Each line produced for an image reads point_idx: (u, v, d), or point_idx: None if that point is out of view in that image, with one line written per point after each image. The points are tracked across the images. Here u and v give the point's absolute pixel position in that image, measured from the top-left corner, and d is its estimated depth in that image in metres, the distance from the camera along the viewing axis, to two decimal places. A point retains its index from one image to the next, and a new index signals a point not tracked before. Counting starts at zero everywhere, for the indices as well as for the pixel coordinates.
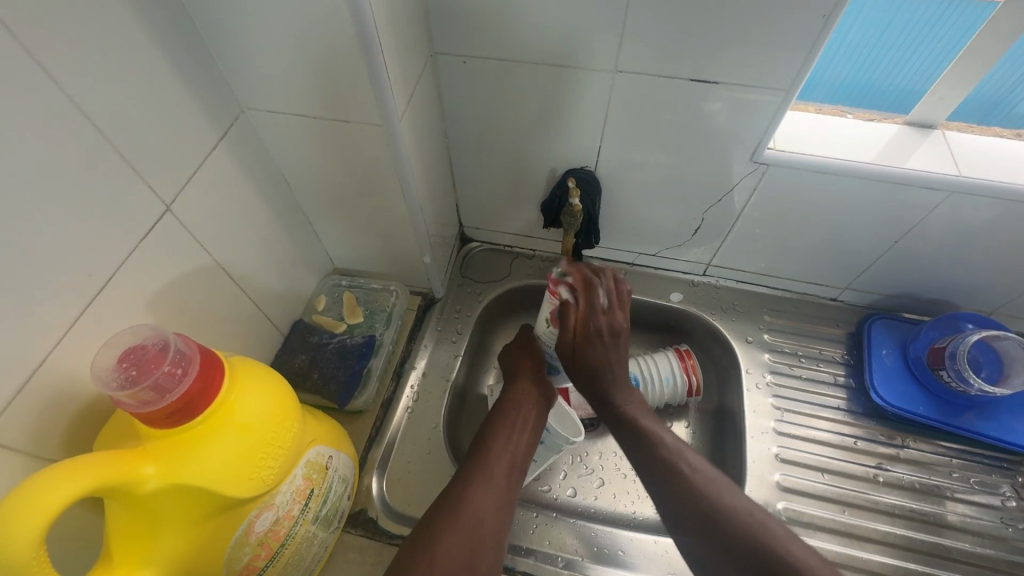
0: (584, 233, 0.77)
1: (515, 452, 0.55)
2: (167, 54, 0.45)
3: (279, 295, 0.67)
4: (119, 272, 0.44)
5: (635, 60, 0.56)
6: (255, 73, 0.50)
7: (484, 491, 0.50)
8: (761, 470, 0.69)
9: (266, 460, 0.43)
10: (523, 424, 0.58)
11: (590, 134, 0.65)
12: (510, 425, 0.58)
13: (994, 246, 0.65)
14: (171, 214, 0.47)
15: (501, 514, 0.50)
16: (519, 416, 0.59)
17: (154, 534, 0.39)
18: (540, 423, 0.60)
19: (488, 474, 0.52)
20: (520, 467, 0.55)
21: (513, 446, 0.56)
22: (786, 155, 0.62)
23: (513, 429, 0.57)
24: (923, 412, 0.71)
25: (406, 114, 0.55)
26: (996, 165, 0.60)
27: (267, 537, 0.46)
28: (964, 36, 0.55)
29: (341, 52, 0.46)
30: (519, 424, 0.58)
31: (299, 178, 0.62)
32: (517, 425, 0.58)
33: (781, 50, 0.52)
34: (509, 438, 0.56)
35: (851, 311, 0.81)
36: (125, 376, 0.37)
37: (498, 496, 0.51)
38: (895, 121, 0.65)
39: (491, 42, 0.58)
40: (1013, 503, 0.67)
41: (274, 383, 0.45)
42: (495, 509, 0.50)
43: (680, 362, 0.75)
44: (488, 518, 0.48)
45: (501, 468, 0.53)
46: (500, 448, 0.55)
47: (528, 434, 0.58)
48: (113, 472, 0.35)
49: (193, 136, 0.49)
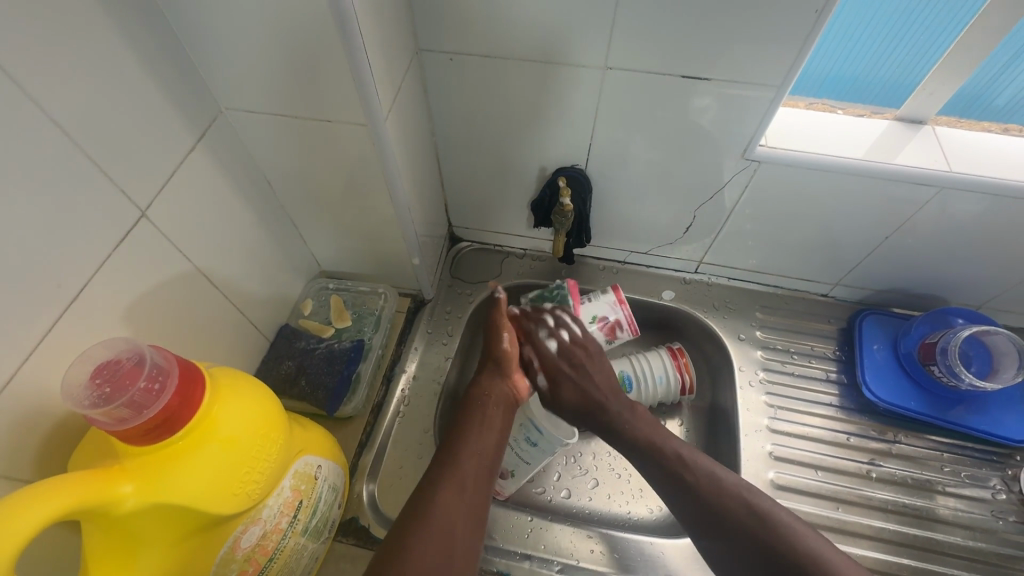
0: (576, 232, 0.76)
1: (485, 454, 0.53)
2: (139, 53, 0.43)
3: (264, 299, 0.65)
4: (92, 282, 0.42)
5: (626, 57, 0.55)
6: (233, 73, 0.48)
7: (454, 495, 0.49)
8: (756, 468, 0.69)
9: (251, 475, 0.41)
10: (492, 425, 0.56)
11: (581, 132, 0.64)
12: (479, 424, 0.56)
13: (983, 241, 0.65)
14: (147, 220, 0.46)
15: (473, 519, 0.48)
16: (488, 416, 0.57)
17: (134, 554, 0.37)
18: (508, 420, 0.58)
19: (458, 480, 0.50)
20: (491, 468, 0.53)
21: (483, 449, 0.53)
22: (778, 151, 0.61)
23: (481, 430, 0.55)
24: (914, 407, 0.71)
25: (392, 114, 0.53)
26: (986, 160, 0.60)
27: (254, 552, 0.45)
28: (952, 27, 0.55)
29: (322, 50, 0.44)
30: (490, 424, 0.56)
31: (282, 179, 0.60)
32: (487, 424, 0.56)
33: (773, 45, 0.51)
34: (479, 439, 0.54)
35: (841, 306, 0.81)
36: (98, 394, 0.35)
37: (470, 500, 0.49)
38: (884, 116, 0.64)
39: (479, 39, 0.57)
40: (1003, 496, 0.68)
41: (258, 393, 0.43)
42: (468, 514, 0.48)
43: (673, 360, 0.74)
44: (458, 526, 0.47)
45: (473, 472, 0.51)
46: (469, 451, 0.53)
47: (496, 434, 0.56)
48: (89, 494, 0.34)
49: (169, 139, 0.47)
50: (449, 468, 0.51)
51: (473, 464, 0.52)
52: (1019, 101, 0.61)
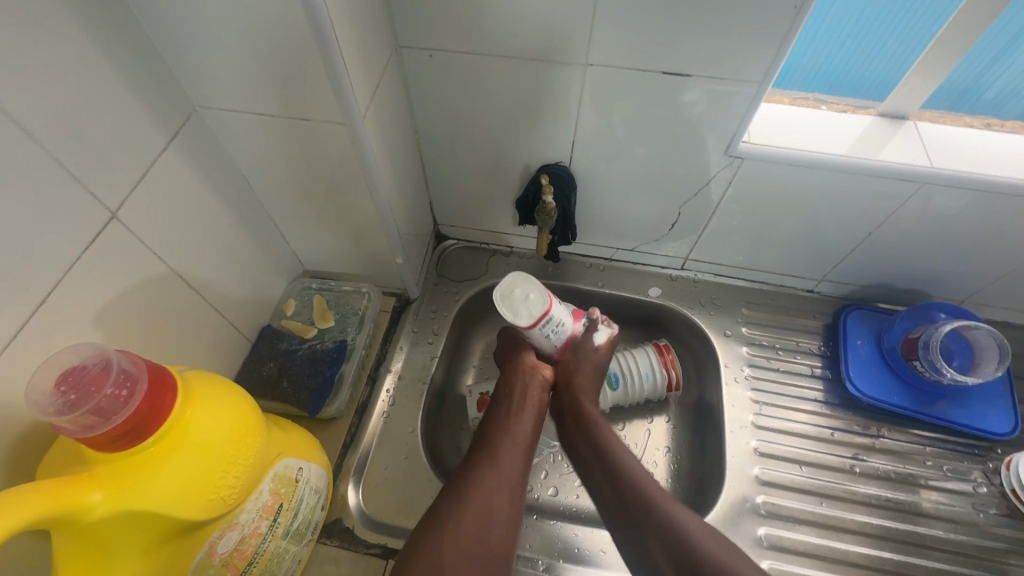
0: (561, 230, 0.75)
1: (526, 434, 0.58)
2: (106, 49, 0.41)
3: (245, 300, 0.64)
4: (62, 286, 0.41)
5: (606, 53, 0.55)
6: (206, 70, 0.47)
7: (498, 475, 0.54)
8: (741, 464, 0.69)
9: (226, 479, 0.41)
10: (528, 405, 0.61)
11: (563, 129, 0.64)
12: (518, 404, 0.61)
13: (964, 236, 0.66)
14: (117, 221, 0.45)
15: (517, 493, 0.53)
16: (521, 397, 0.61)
17: (107, 562, 0.37)
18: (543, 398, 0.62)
19: (498, 461, 0.55)
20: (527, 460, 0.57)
21: (523, 428, 0.58)
22: (761, 148, 0.61)
23: (519, 411, 0.60)
24: (898, 402, 0.72)
25: (370, 111, 0.53)
26: (967, 156, 0.60)
27: (232, 557, 0.44)
28: (938, 23, 0.55)
29: (294, 45, 0.43)
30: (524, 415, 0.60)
31: (261, 178, 0.59)
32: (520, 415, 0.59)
33: (753, 41, 0.51)
34: (523, 417, 0.59)
35: (826, 302, 0.81)
36: (63, 401, 0.34)
37: (511, 476, 0.54)
38: (869, 112, 0.64)
39: (458, 35, 0.56)
40: (984, 489, 0.68)
41: (234, 396, 0.43)
42: (510, 490, 0.53)
43: (659, 356, 0.74)
44: (500, 502, 0.52)
45: (509, 454, 0.56)
46: (510, 432, 0.58)
47: (536, 413, 0.61)
48: (55, 502, 0.33)
49: (139, 137, 0.46)
50: (494, 449, 0.56)
51: (512, 445, 0.56)
52: (1010, 93, 0.61)
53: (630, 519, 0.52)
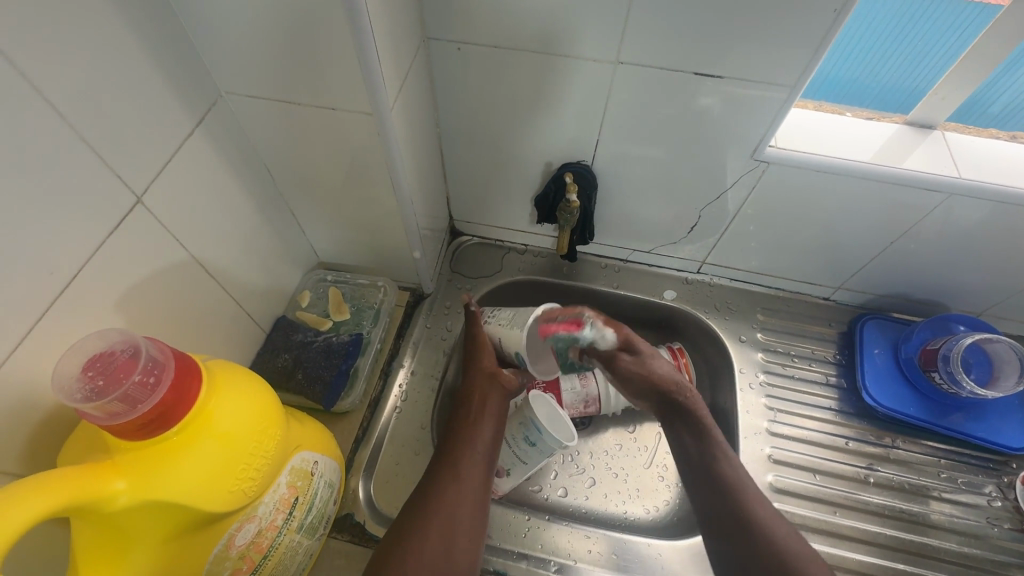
0: (579, 230, 0.75)
1: (484, 447, 0.57)
2: (137, 29, 0.41)
3: (261, 290, 0.64)
4: (86, 270, 0.40)
5: (637, 52, 0.54)
6: (235, 56, 0.46)
7: (455, 489, 0.53)
8: (755, 470, 0.69)
9: (248, 471, 0.40)
10: (487, 410, 0.60)
11: (588, 128, 0.63)
12: (479, 414, 0.59)
13: (987, 249, 0.65)
14: (142, 205, 0.44)
15: (476, 506, 0.53)
16: (483, 408, 0.60)
17: (126, 552, 0.36)
18: (505, 404, 0.61)
19: (456, 475, 0.54)
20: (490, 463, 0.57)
21: (483, 441, 0.57)
22: (788, 152, 0.60)
23: (478, 421, 0.59)
24: (913, 413, 0.72)
25: (398, 103, 0.52)
26: (995, 168, 0.59)
27: (248, 550, 0.44)
28: (949, 34, 0.55)
29: (327, 32, 0.42)
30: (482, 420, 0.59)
31: (283, 168, 0.59)
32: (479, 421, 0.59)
33: (789, 45, 0.50)
34: (481, 428, 0.58)
35: (842, 310, 0.80)
36: (91, 386, 0.34)
37: (471, 490, 0.53)
38: (894, 120, 0.63)
39: (487, 29, 0.55)
40: (998, 503, 0.68)
41: (256, 388, 0.42)
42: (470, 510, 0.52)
43: (674, 360, 0.73)
44: (459, 517, 0.51)
45: (470, 467, 0.55)
46: (468, 445, 0.57)
47: (496, 421, 0.60)
48: (82, 489, 0.33)
49: (166, 121, 0.45)
50: (451, 464, 0.55)
51: (471, 459, 0.56)
52: (1013, 108, 0.61)
53: (726, 531, 0.52)
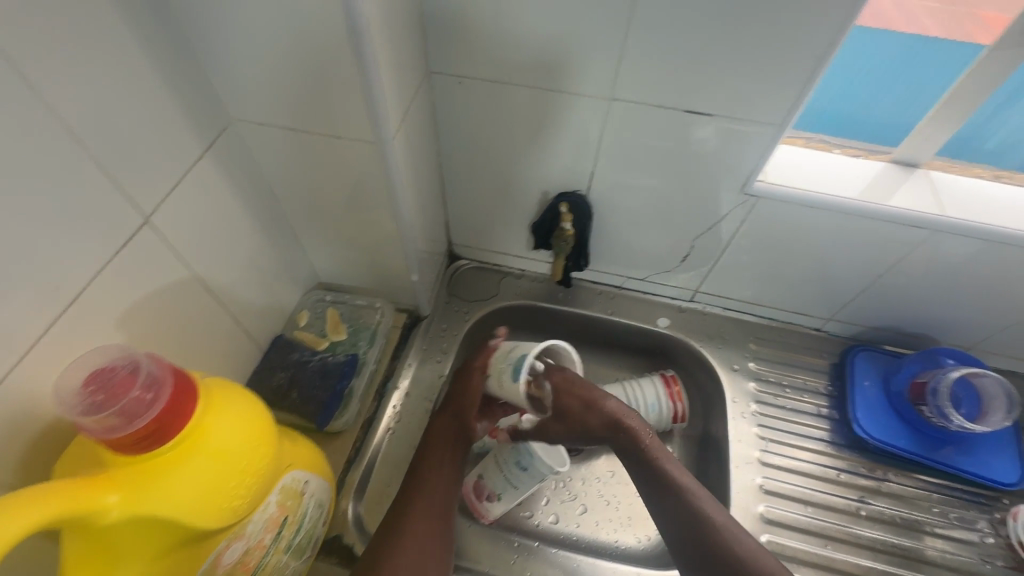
0: (574, 256, 0.77)
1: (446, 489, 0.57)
2: (156, 62, 0.43)
3: (261, 309, 0.65)
4: (91, 287, 0.42)
5: (630, 89, 0.57)
6: (247, 85, 0.49)
7: (420, 525, 0.54)
8: (746, 500, 0.69)
9: (239, 489, 0.41)
10: (444, 454, 0.59)
11: (583, 159, 0.65)
12: (438, 458, 0.59)
13: (972, 284, 0.67)
14: (150, 226, 0.46)
15: (442, 537, 0.54)
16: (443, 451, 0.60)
17: (114, 565, 0.37)
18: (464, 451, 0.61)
19: (424, 510, 0.55)
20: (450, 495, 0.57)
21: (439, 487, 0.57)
22: (776, 187, 0.62)
23: (442, 464, 0.59)
24: (905, 446, 0.72)
25: (400, 132, 0.54)
26: (977, 206, 0.61)
27: (235, 568, 0.44)
28: (943, 70, 0.58)
29: (334, 66, 0.45)
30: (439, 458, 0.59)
31: (287, 191, 0.61)
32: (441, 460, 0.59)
33: (772, 86, 0.53)
34: (441, 471, 0.58)
35: (834, 341, 0.81)
36: (90, 401, 0.35)
37: (434, 524, 0.54)
38: (883, 158, 0.65)
39: (487, 65, 0.58)
40: (991, 540, 0.68)
41: (251, 407, 0.43)
42: (436, 540, 0.53)
43: (666, 388, 0.74)
44: (431, 545, 0.53)
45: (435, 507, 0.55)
46: (431, 487, 0.57)
47: (453, 463, 0.59)
48: (73, 504, 0.33)
49: (178, 147, 0.47)
50: (416, 502, 0.55)
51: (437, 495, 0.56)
52: (1005, 147, 0.63)
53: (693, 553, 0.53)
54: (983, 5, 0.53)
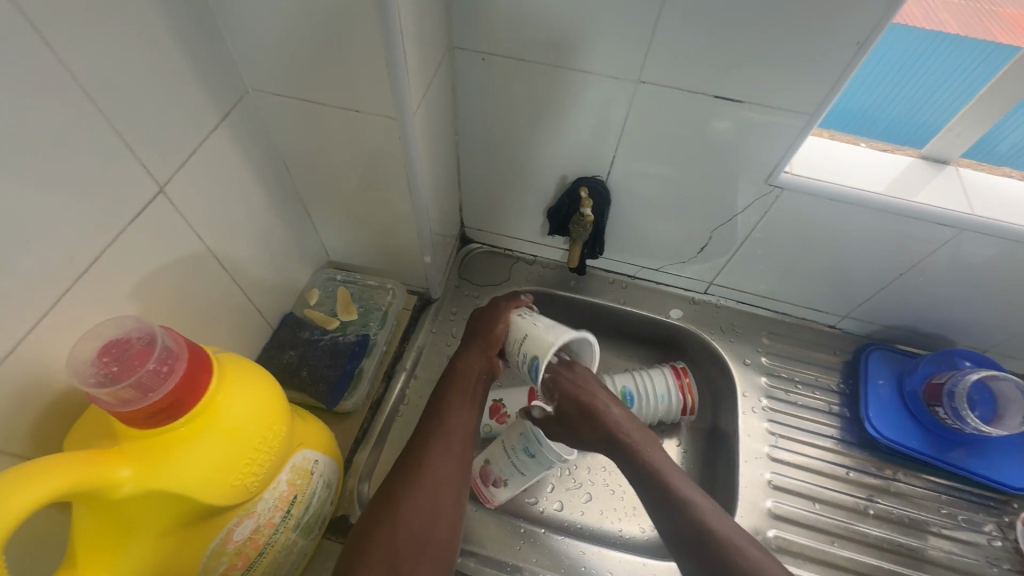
0: (591, 242, 0.75)
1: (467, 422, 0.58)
2: (173, 24, 0.42)
3: (271, 285, 0.64)
4: (103, 257, 0.41)
5: (658, 72, 0.55)
6: (265, 53, 0.47)
7: (440, 462, 0.54)
8: (754, 495, 0.69)
9: (251, 466, 0.40)
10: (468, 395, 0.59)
11: (604, 143, 0.64)
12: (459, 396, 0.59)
13: (996, 285, 0.65)
14: (164, 196, 0.45)
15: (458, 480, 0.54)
16: (461, 397, 0.59)
17: (126, 538, 0.36)
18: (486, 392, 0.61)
19: (443, 447, 0.55)
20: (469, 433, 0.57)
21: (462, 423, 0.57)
22: (802, 179, 0.61)
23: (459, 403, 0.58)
24: (916, 446, 0.71)
25: (421, 108, 0.52)
26: (1008, 206, 0.60)
27: (245, 546, 0.44)
28: (960, 74, 0.56)
29: (357, 36, 0.43)
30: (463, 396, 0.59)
31: (301, 166, 0.59)
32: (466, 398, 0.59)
33: (809, 73, 0.51)
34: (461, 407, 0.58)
35: (848, 338, 0.80)
36: (104, 372, 0.35)
37: (456, 460, 0.54)
38: (907, 154, 0.63)
39: (512, 42, 0.56)
40: (998, 543, 0.67)
41: (264, 383, 0.43)
42: (453, 480, 0.53)
43: (676, 379, 0.73)
44: (450, 480, 0.53)
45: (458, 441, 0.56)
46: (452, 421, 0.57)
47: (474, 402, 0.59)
48: (88, 475, 0.33)
49: (193, 115, 0.46)
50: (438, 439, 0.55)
51: (455, 435, 0.56)
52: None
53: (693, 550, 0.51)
54: (1005, 3, 0.52)
